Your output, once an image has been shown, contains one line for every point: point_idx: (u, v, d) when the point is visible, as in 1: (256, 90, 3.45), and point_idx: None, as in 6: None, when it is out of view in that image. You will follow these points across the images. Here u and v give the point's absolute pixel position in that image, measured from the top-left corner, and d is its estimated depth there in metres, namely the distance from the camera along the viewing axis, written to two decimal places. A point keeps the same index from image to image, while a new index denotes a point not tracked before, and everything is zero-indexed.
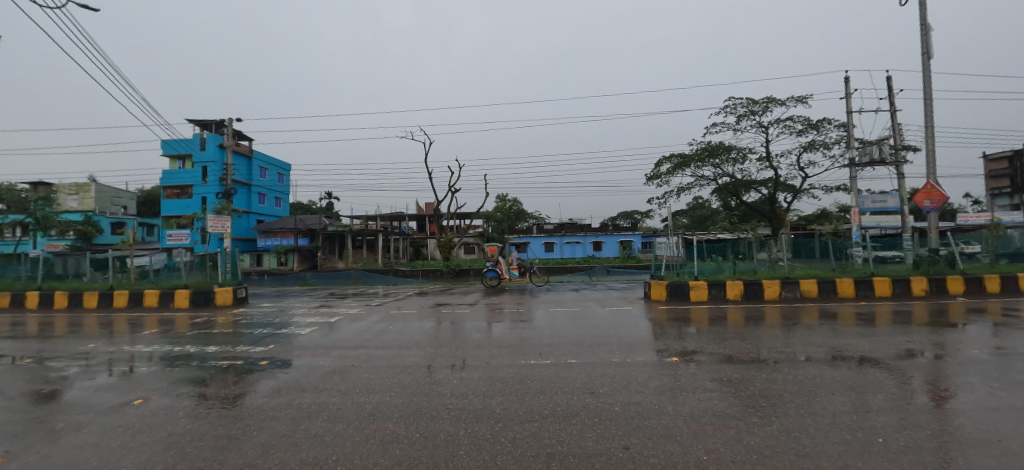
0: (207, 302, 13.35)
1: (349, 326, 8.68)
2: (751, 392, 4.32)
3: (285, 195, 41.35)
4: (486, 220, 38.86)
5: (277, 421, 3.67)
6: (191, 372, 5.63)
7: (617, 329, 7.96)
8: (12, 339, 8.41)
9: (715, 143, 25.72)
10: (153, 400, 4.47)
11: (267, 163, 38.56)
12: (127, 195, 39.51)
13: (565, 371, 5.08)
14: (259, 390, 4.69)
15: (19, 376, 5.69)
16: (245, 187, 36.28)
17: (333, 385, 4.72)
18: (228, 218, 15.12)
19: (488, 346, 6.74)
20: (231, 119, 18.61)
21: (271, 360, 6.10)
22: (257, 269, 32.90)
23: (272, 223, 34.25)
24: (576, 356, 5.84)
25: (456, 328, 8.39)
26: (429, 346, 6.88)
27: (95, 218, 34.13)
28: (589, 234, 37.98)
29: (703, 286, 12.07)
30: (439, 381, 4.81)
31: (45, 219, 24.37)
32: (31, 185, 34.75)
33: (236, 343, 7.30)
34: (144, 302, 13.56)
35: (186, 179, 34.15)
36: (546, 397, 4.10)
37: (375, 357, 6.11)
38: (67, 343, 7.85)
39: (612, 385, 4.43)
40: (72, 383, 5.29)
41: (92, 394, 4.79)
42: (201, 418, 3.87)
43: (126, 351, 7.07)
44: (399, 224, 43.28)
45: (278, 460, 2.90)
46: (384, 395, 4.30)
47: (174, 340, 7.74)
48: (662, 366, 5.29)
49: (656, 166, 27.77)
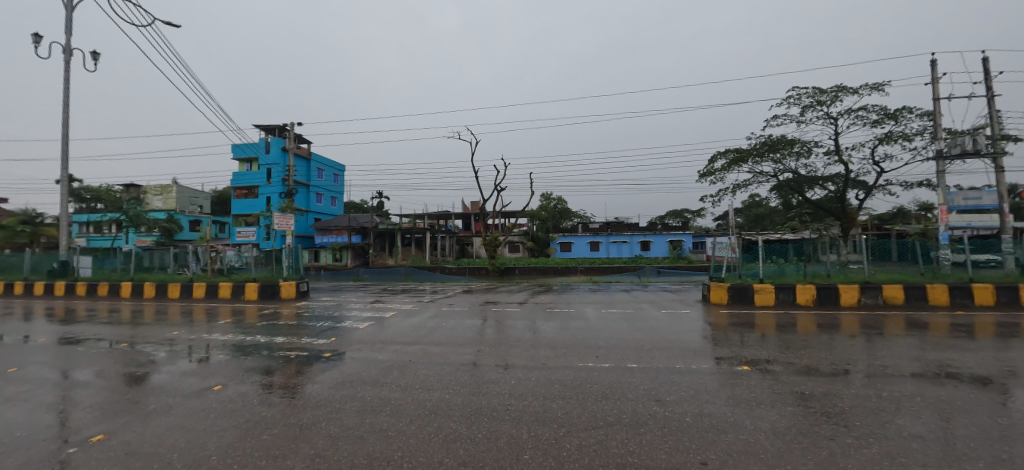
0: (272, 295, 14.28)
1: (402, 322, 8.87)
2: (838, 409, 3.90)
3: (340, 194, 43.38)
4: (531, 219, 38.82)
5: (343, 414, 3.75)
6: (261, 361, 5.94)
7: (675, 333, 7.57)
8: (109, 325, 9.39)
9: (776, 136, 23.92)
10: (230, 387, 4.75)
11: (323, 164, 40.68)
12: (204, 196, 43.12)
13: (626, 375, 4.86)
14: (323, 381, 4.87)
15: (116, 359, 6.29)
16: (305, 187, 38.47)
17: (392, 381, 4.78)
18: (290, 216, 15.99)
19: (542, 346, 6.62)
20: (293, 123, 19.91)
21: (333, 352, 6.32)
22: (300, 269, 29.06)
23: (328, 222, 36.10)
24: (636, 360, 5.58)
25: (507, 326, 8.40)
26: (480, 344, 6.85)
27: (177, 217, 37.59)
28: (637, 233, 36.82)
29: (770, 289, 11.24)
30: (494, 381, 4.75)
31: (136, 217, 26.84)
32: (126, 187, 38.96)
33: (300, 335, 7.67)
34: (219, 293, 14.69)
35: (254, 180, 36.84)
36: (609, 403, 3.90)
37: (429, 353, 6.17)
38: (155, 330, 8.65)
39: (679, 394, 4.15)
40: (160, 367, 5.77)
41: (177, 378, 5.18)
42: (272, 406, 4.06)
43: (204, 339, 7.65)
44: (445, 223, 44.30)
45: (346, 453, 2.94)
46: (443, 393, 4.29)
47: (245, 330, 8.26)
48: (731, 375, 4.94)
49: (710, 162, 26.23)
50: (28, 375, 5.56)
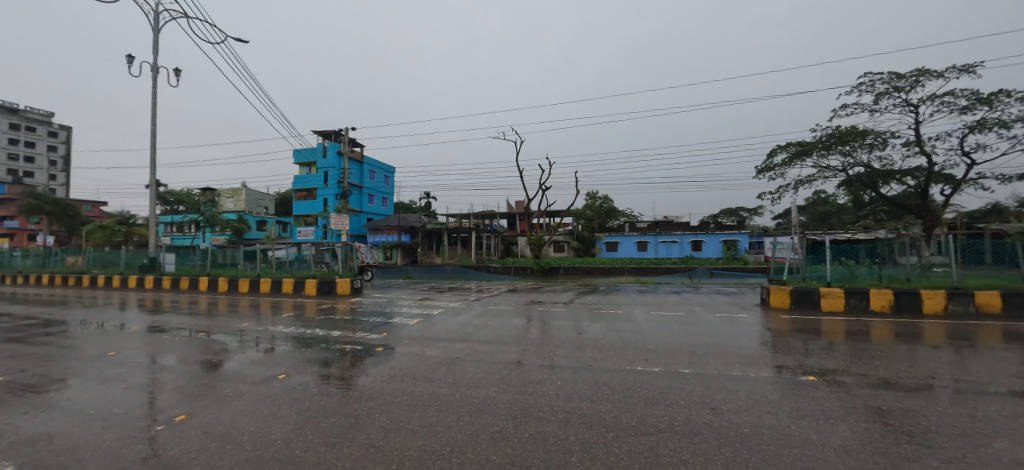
0: (330, 291, 15.15)
1: (450, 319, 9.08)
2: (923, 428, 3.49)
3: (390, 195, 45.26)
4: (576, 218, 38.41)
5: (394, 407, 3.90)
6: (320, 353, 6.32)
7: (730, 338, 7.16)
8: (191, 315, 10.41)
9: (845, 127, 21.97)
10: (293, 376, 5.09)
11: (375, 166, 42.64)
12: (269, 198, 46.64)
13: (678, 381, 4.67)
14: (376, 375, 5.08)
15: (196, 346, 6.95)
16: (358, 189, 40.50)
17: (441, 376, 4.90)
18: (346, 216, 16.87)
19: (589, 347, 6.51)
20: (346, 128, 20.98)
21: (385, 347, 6.59)
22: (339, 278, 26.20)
23: (379, 221, 37.74)
24: (688, 366, 5.34)
25: (553, 326, 8.34)
26: (526, 343, 6.84)
27: (246, 217, 40.94)
28: (688, 233, 35.33)
29: (839, 294, 10.36)
30: (540, 380, 4.73)
31: (211, 218, 29.51)
32: (204, 190, 42.99)
33: (354, 329, 8.07)
34: (282, 288, 15.84)
35: (312, 182, 39.28)
36: (660, 409, 3.77)
37: (477, 351, 6.26)
38: (228, 321, 9.47)
39: (736, 403, 3.92)
40: (232, 355, 6.30)
41: (247, 366, 5.63)
42: (330, 396, 4.31)
43: (270, 330, 8.25)
44: (490, 223, 44.87)
45: (398, 445, 3.05)
46: (489, 391, 4.35)
47: (306, 324, 8.82)
48: (795, 386, 4.59)
49: (768, 157, 24.64)
50: (124, 359, 6.27)
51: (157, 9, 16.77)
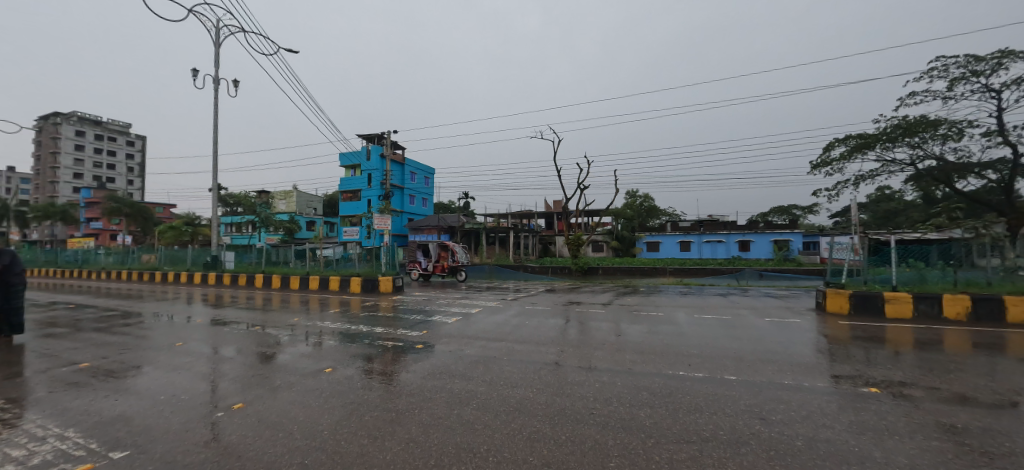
0: (373, 289, 15.77)
1: (487, 319, 9.18)
2: (1007, 450, 3.13)
3: (430, 195, 46.38)
4: (615, 217, 37.64)
5: (433, 403, 4.00)
6: (363, 348, 6.57)
7: (781, 345, 6.75)
8: (248, 310, 11.19)
9: (914, 117, 20.05)
10: (338, 370, 5.34)
11: (415, 168, 43.86)
12: (317, 199, 49.15)
13: (723, 388, 4.47)
14: (416, 371, 5.22)
15: (252, 339, 7.44)
16: (400, 190, 41.83)
17: (478, 375, 4.97)
18: (388, 216, 17.45)
19: (628, 350, 6.36)
20: (388, 131, 21.74)
21: (425, 344, 6.76)
22: (422, 280, 23.40)
23: (420, 221, 38.80)
24: (734, 372, 5.09)
25: (591, 328, 8.20)
26: (563, 344, 6.79)
27: (297, 218, 43.39)
28: (734, 233, 33.67)
29: (906, 299, 9.51)
30: (577, 382, 4.69)
31: (265, 219, 31.53)
32: (260, 193, 46.05)
33: (396, 326, 8.34)
34: (330, 285, 16.69)
35: (357, 184, 41.00)
36: (703, 416, 3.62)
37: (513, 351, 6.29)
38: (281, 315, 10.09)
39: (788, 413, 3.69)
40: (284, 348, 6.69)
41: (297, 359, 5.96)
42: (373, 390, 4.48)
43: (318, 325, 8.69)
44: (528, 222, 44.91)
45: (437, 441, 3.13)
46: (526, 391, 4.35)
47: (351, 320, 9.22)
48: (854, 397, 4.26)
49: (824, 151, 22.99)
50: (191, 349, 6.83)
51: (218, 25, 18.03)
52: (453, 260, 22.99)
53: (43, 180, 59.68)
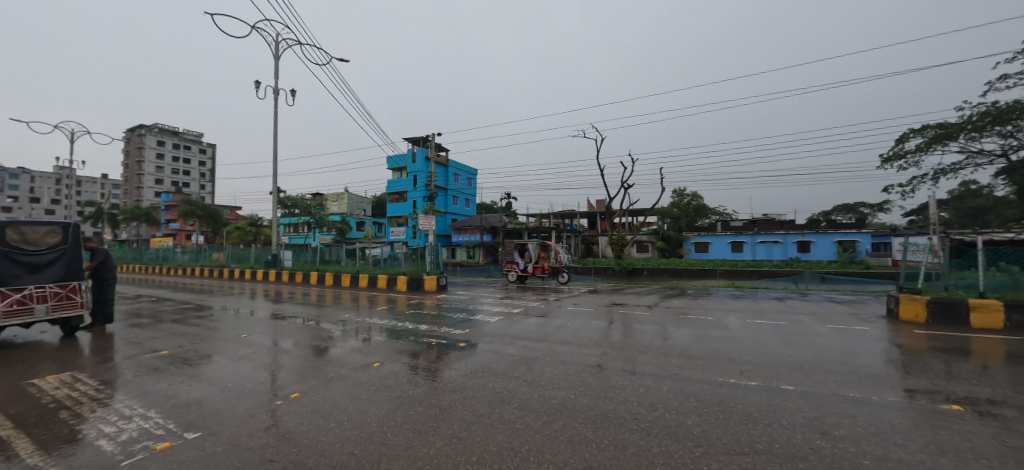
0: (418, 287, 16.27)
1: (529, 319, 9.18)
2: None
3: (473, 196, 47.23)
4: (661, 217, 36.39)
5: (476, 401, 4.05)
6: (409, 345, 6.78)
7: (845, 354, 6.21)
8: (304, 305, 11.92)
9: (1006, 103, 17.82)
10: (386, 365, 5.53)
11: (459, 169, 44.80)
12: (367, 201, 51.45)
13: (780, 398, 4.18)
14: (459, 369, 5.31)
15: (308, 333, 7.90)
16: (444, 191, 42.84)
17: (520, 375, 4.98)
18: (432, 217, 17.88)
19: (674, 354, 6.12)
20: (432, 133, 22.36)
21: (468, 343, 6.86)
22: (518, 282, 22.34)
23: (463, 222, 39.52)
24: (792, 382, 4.75)
25: (635, 330, 7.97)
26: (606, 346, 6.65)
27: (348, 219, 45.66)
28: (793, 233, 31.49)
29: (997, 307, 8.44)
30: (620, 386, 4.57)
31: (319, 220, 33.42)
32: (315, 196, 48.95)
33: (440, 324, 8.54)
34: (378, 284, 17.44)
35: (403, 186, 42.48)
36: (757, 427, 3.41)
37: (555, 352, 6.24)
38: (333, 311, 10.65)
39: (853, 429, 3.40)
40: (337, 343, 7.05)
41: (348, 353, 6.26)
42: (417, 385, 4.61)
43: (367, 321, 9.08)
44: (570, 222, 44.53)
45: (478, 439, 3.16)
46: (568, 393, 4.30)
47: (397, 317, 9.56)
48: (932, 414, 3.84)
49: (897, 143, 20.98)
50: (255, 341, 7.36)
51: (277, 39, 19.35)
52: (554, 261, 22.06)
53: (131, 186, 66.81)
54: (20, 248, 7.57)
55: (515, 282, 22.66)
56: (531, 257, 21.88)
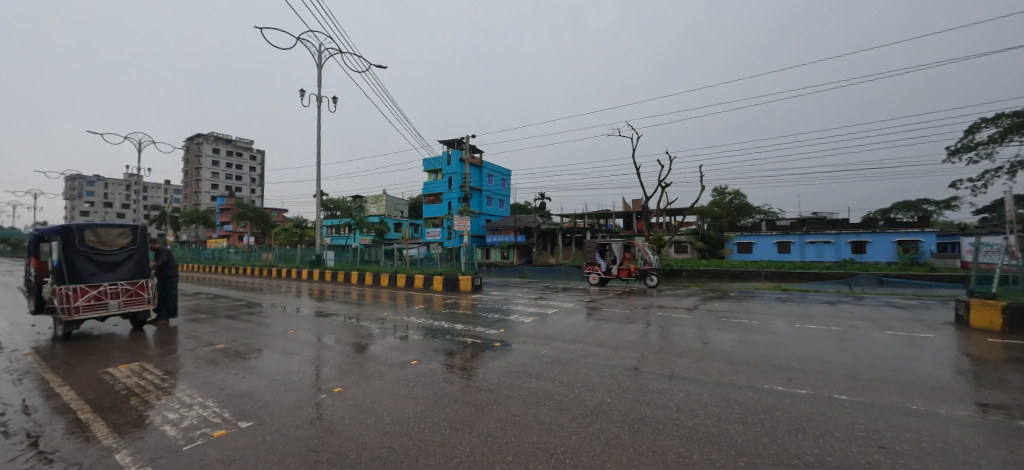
0: (454, 287, 16.52)
1: (564, 320, 9.12)
2: None
3: (507, 196, 47.52)
4: (701, 216, 35.12)
5: (511, 400, 4.06)
6: (445, 344, 6.91)
7: (909, 363, 5.75)
8: (346, 304, 12.40)
9: None
10: (423, 363, 5.67)
11: (493, 170, 45.21)
12: (404, 203, 52.90)
13: (834, 408, 3.92)
14: (493, 368, 5.35)
15: (350, 330, 8.21)
16: (478, 193, 43.35)
17: (555, 376, 4.95)
18: (467, 217, 18.12)
19: (716, 359, 5.90)
20: (467, 135, 22.72)
21: (502, 343, 6.88)
22: (600, 285, 20.95)
23: (497, 223, 39.81)
24: (847, 391, 4.45)
25: (674, 334, 7.72)
26: (644, 349, 6.49)
27: (386, 220, 47.12)
28: (846, 233, 29.61)
29: None
30: (659, 390, 4.45)
31: (359, 221, 34.67)
32: (355, 198, 50.87)
33: (475, 324, 8.64)
34: (415, 283, 17.86)
35: (439, 187, 43.35)
36: (807, 438, 3.21)
37: (591, 353, 6.15)
38: (373, 310, 11.01)
39: (918, 444, 3.14)
40: (376, 340, 7.29)
41: (387, 351, 6.45)
42: (453, 383, 4.69)
43: (405, 320, 9.32)
44: (605, 222, 43.83)
45: (513, 438, 3.16)
46: (604, 395, 4.23)
47: (434, 316, 9.75)
48: (1012, 432, 3.48)
49: (966, 134, 19.26)
50: (301, 337, 7.73)
51: (321, 50, 20.31)
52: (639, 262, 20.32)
53: (190, 192, 71.90)
54: (97, 248, 8.36)
55: (597, 285, 21.63)
56: (615, 258, 20.62)
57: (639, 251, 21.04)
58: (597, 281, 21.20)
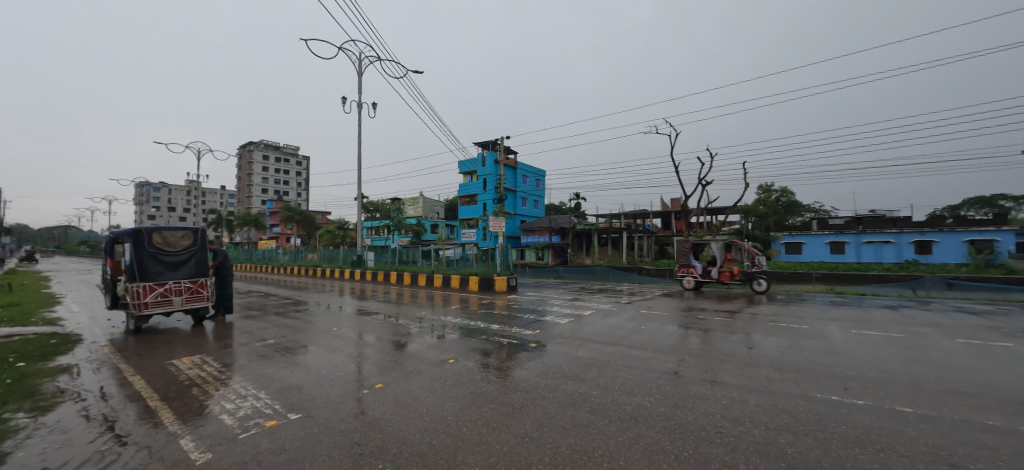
0: (489, 288, 16.67)
1: (600, 321, 9.00)
2: None
3: (541, 197, 47.45)
4: (745, 215, 33.57)
5: (548, 402, 4.05)
6: (481, 344, 6.98)
7: (985, 375, 5.23)
8: (386, 303, 12.80)
9: None
10: (460, 362, 5.76)
11: (527, 171, 45.28)
12: (440, 204, 53.97)
13: (897, 421, 3.63)
14: (529, 369, 5.35)
15: (390, 329, 8.46)
16: (512, 193, 43.55)
17: (593, 378, 4.88)
18: (503, 218, 18.23)
19: (763, 365, 5.61)
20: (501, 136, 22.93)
21: (538, 344, 6.87)
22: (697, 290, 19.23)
23: (532, 223, 39.83)
24: (913, 404, 4.11)
25: (716, 338, 7.41)
26: (685, 353, 6.28)
27: (423, 221, 48.27)
28: (908, 231, 27.38)
29: None
30: (701, 396, 4.29)
31: (398, 223, 35.71)
32: (394, 200, 52.46)
33: (511, 324, 8.67)
34: (451, 283, 18.16)
35: (474, 189, 43.92)
36: (866, 452, 3.00)
37: (629, 356, 6.02)
38: (412, 309, 11.29)
39: (995, 463, 2.86)
40: (415, 339, 7.48)
41: (425, 349, 6.60)
42: (489, 383, 4.73)
43: (442, 320, 9.49)
44: (642, 222, 42.80)
45: (550, 440, 3.15)
46: (644, 399, 4.13)
47: (470, 316, 9.88)
48: None
49: None
50: (344, 334, 8.05)
51: (361, 58, 21.15)
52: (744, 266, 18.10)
53: (243, 196, 76.77)
54: (163, 249, 9.07)
55: (690, 288, 20.23)
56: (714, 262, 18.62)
57: (744, 252, 19.06)
58: (692, 285, 19.64)
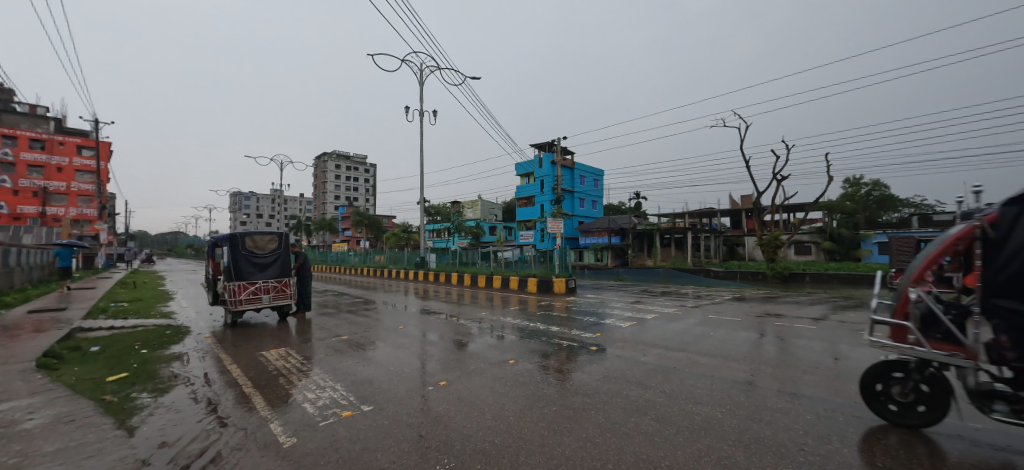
0: (548, 289, 16.65)
1: (664, 326, 8.62)
2: None
3: (600, 197, 46.52)
4: (829, 212, 30.41)
5: (610, 407, 3.97)
6: (541, 345, 6.98)
7: None
8: (447, 303, 13.25)
9: None
10: (520, 363, 5.81)
11: (584, 171, 44.65)
12: (497, 206, 54.87)
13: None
14: (589, 373, 5.26)
15: (452, 328, 8.73)
16: (569, 194, 43.16)
17: (658, 385, 4.69)
18: (561, 220, 18.11)
19: (854, 379, 5.05)
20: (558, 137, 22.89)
21: (599, 347, 6.72)
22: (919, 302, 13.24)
23: (591, 224, 39.21)
24: None
25: (797, 347, 6.78)
26: (760, 362, 5.82)
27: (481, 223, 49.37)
28: None
29: None
30: (780, 409, 3.97)
31: (458, 225, 36.82)
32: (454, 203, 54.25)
33: (570, 327, 8.57)
34: (510, 284, 18.38)
35: (531, 190, 44.16)
36: None
37: (697, 363, 5.71)
38: (472, 310, 11.56)
39: None
40: (475, 339, 7.66)
41: (485, 349, 6.74)
42: (548, 385, 4.73)
43: (501, 321, 9.62)
44: (708, 222, 40.37)
45: (613, 446, 3.10)
46: (714, 409, 3.91)
47: (529, 317, 9.91)
48: None
49: None
50: (410, 332, 8.45)
51: (423, 68, 22.20)
52: None
53: (318, 202, 83.57)
54: (254, 252, 10.08)
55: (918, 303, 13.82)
56: None
57: None
58: None
